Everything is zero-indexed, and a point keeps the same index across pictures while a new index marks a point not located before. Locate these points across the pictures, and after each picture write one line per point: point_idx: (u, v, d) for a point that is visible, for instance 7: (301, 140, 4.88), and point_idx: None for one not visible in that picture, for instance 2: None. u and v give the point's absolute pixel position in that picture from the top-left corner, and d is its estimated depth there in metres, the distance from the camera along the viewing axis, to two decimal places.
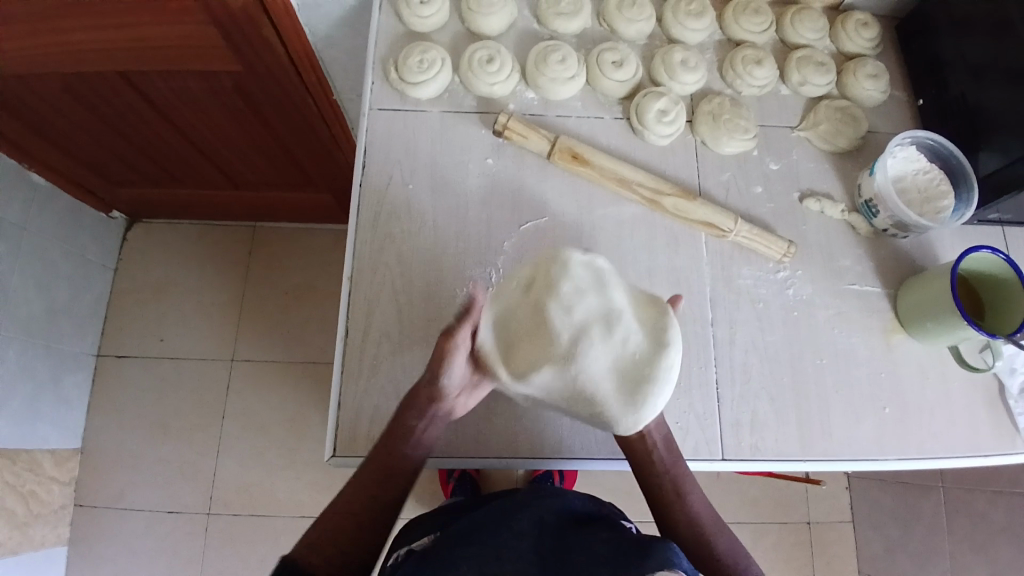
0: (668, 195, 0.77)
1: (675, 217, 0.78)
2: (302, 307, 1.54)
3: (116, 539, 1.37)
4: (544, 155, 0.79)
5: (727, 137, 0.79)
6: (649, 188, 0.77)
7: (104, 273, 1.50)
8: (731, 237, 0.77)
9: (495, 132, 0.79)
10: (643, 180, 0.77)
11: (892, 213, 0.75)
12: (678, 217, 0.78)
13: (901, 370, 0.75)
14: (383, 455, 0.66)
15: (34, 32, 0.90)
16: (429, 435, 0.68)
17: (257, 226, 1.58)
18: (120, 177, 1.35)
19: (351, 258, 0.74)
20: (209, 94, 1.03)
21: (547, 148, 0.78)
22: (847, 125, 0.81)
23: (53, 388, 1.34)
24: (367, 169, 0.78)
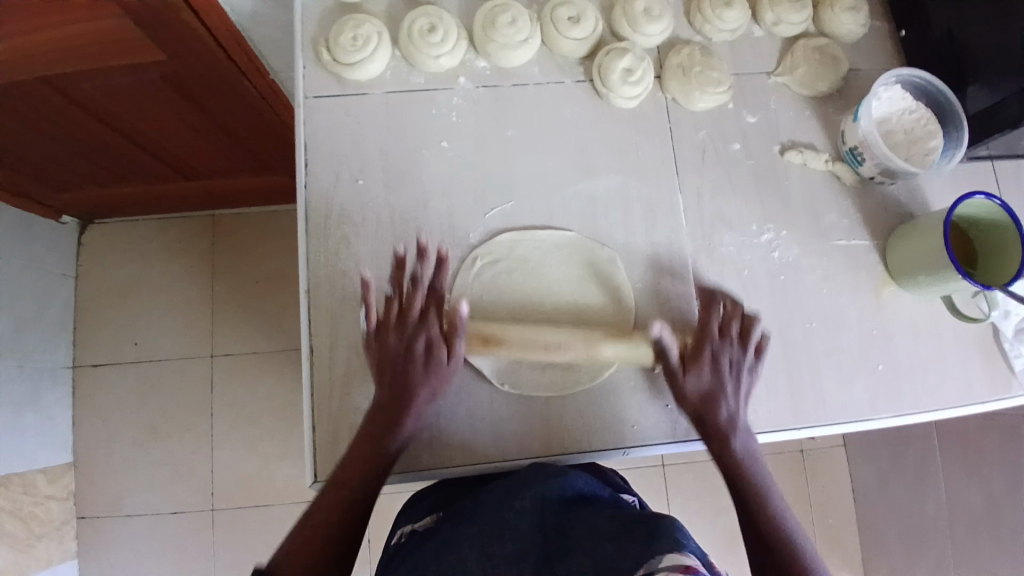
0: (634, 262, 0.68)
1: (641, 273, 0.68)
2: (276, 294, 1.49)
3: (124, 545, 1.38)
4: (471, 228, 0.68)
5: (699, 93, 0.73)
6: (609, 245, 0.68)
7: (65, 281, 1.43)
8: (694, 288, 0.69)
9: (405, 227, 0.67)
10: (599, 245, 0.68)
11: (878, 161, 0.70)
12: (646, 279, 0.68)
13: (892, 325, 0.73)
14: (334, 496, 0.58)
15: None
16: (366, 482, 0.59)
17: (217, 214, 1.50)
18: (63, 181, 1.26)
19: (306, 269, 0.69)
20: (140, 88, 0.94)
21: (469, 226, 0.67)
22: (826, 66, 0.75)
23: (33, 407, 1.30)
24: (312, 167, 0.71)
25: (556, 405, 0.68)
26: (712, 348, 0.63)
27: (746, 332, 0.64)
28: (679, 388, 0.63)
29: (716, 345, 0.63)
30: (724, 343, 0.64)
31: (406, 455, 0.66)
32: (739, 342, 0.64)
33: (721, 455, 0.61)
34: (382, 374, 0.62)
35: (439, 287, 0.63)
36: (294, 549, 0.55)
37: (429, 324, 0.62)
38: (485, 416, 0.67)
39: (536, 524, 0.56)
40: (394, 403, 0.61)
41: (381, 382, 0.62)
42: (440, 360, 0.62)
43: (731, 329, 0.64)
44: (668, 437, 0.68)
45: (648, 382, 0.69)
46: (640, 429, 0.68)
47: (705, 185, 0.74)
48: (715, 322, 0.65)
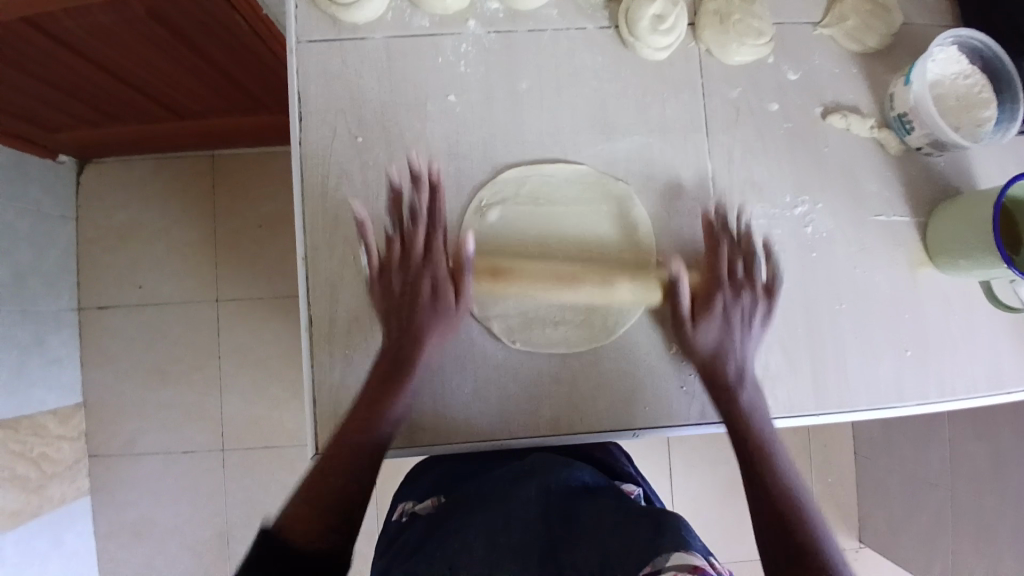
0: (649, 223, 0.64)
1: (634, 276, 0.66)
2: (278, 239, 1.45)
3: (138, 483, 1.42)
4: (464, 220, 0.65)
5: (736, 45, 0.65)
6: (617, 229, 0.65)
7: (65, 222, 1.40)
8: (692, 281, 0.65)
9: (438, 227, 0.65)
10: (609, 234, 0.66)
11: (928, 130, 0.64)
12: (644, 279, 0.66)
13: (926, 307, 0.68)
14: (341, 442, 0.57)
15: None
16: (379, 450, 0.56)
17: (216, 154, 1.44)
18: (55, 121, 1.20)
19: (303, 235, 0.64)
20: (122, 25, 0.86)
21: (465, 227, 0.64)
22: (878, 17, 0.67)
23: (39, 352, 1.30)
24: (305, 123, 0.65)
25: (566, 383, 0.65)
26: (720, 297, 0.61)
27: (752, 275, 0.63)
28: (695, 334, 0.61)
29: (731, 298, 0.62)
30: (746, 319, 0.62)
31: (410, 431, 0.63)
32: (761, 292, 0.63)
33: (729, 409, 0.59)
34: (393, 316, 0.60)
35: (440, 212, 0.61)
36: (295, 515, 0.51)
37: (435, 260, 0.60)
38: (491, 393, 0.64)
39: (540, 511, 0.56)
40: (402, 348, 0.60)
41: (383, 314, 0.60)
42: (447, 297, 0.60)
43: (738, 268, 0.63)
44: (682, 420, 0.65)
45: (663, 363, 0.66)
46: (652, 411, 0.65)
47: (736, 150, 0.67)
48: (724, 261, 0.62)
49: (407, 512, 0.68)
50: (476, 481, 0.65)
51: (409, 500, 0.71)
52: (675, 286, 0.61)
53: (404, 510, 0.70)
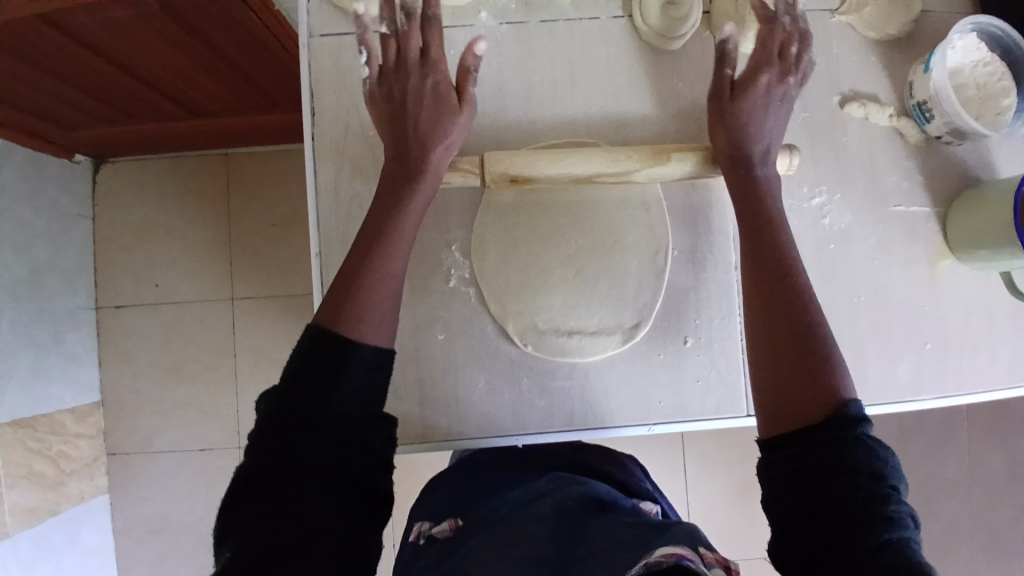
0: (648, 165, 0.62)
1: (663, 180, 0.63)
2: (291, 237, 1.45)
3: (154, 480, 1.43)
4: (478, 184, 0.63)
5: (753, 34, 0.64)
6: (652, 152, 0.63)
7: (82, 222, 1.42)
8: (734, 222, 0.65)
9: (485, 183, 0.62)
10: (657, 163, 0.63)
11: (948, 119, 0.62)
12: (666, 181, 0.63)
13: (948, 301, 0.67)
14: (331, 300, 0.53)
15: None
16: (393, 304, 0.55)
17: (230, 153, 1.45)
18: (72, 120, 1.21)
19: (315, 230, 0.64)
20: (137, 23, 0.87)
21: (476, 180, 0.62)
22: (896, 4, 0.65)
23: (58, 350, 1.32)
24: (318, 117, 0.65)
25: (579, 380, 0.65)
26: (766, 74, 0.61)
27: (799, 55, 0.62)
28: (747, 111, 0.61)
29: (777, 74, 0.61)
30: (779, 114, 0.61)
31: (425, 427, 0.63)
32: (799, 75, 0.62)
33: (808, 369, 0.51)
34: (390, 131, 0.60)
35: (434, 13, 0.59)
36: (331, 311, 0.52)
37: (433, 66, 0.59)
38: (504, 388, 0.64)
39: (555, 529, 0.53)
40: (409, 162, 0.58)
41: (393, 142, 0.60)
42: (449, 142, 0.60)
43: (791, 49, 0.62)
44: (697, 415, 0.64)
45: (678, 358, 0.65)
46: (667, 406, 0.64)
47: None
48: (774, 43, 0.61)
49: (423, 533, 0.64)
50: (492, 502, 0.63)
51: (424, 519, 0.68)
52: (750, 159, 0.60)
53: (419, 531, 0.66)
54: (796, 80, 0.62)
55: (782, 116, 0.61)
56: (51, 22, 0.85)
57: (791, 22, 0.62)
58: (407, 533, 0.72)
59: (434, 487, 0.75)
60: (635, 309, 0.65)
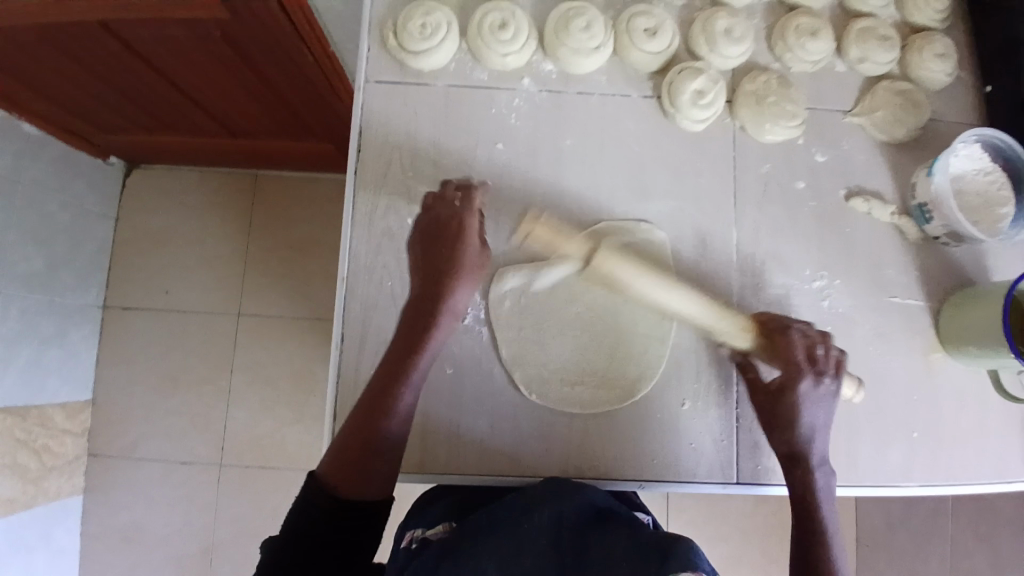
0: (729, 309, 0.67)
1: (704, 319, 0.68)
2: (306, 261, 1.49)
3: (132, 487, 1.41)
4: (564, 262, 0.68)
5: (770, 125, 0.70)
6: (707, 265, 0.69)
7: (105, 222, 1.46)
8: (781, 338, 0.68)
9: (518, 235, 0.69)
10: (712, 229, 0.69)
11: (947, 222, 0.67)
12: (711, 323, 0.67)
13: (939, 392, 0.70)
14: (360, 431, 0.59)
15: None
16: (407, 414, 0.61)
17: (259, 175, 1.51)
18: (110, 124, 1.27)
19: (344, 257, 0.67)
20: (198, 41, 0.94)
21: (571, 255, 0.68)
22: (907, 112, 0.71)
23: (59, 344, 1.33)
24: (364, 154, 0.70)
25: (578, 430, 0.67)
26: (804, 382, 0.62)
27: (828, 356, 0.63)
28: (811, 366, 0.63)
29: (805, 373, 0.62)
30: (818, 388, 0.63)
31: (422, 458, 0.65)
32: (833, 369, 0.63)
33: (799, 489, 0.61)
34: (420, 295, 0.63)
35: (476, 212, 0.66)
36: (336, 466, 0.57)
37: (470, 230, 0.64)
38: (505, 429, 0.66)
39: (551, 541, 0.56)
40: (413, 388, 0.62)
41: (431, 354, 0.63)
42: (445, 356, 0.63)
43: (817, 353, 0.63)
44: (689, 476, 0.66)
45: (676, 418, 0.67)
46: (660, 463, 0.66)
47: (763, 220, 0.71)
48: (800, 346, 0.63)
49: (416, 537, 0.67)
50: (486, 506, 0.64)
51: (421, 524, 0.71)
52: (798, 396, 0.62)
53: (411, 537, 0.69)
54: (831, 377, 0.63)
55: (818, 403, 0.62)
56: (114, 29, 0.91)
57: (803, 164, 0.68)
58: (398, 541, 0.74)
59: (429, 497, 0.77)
60: (640, 367, 0.67)
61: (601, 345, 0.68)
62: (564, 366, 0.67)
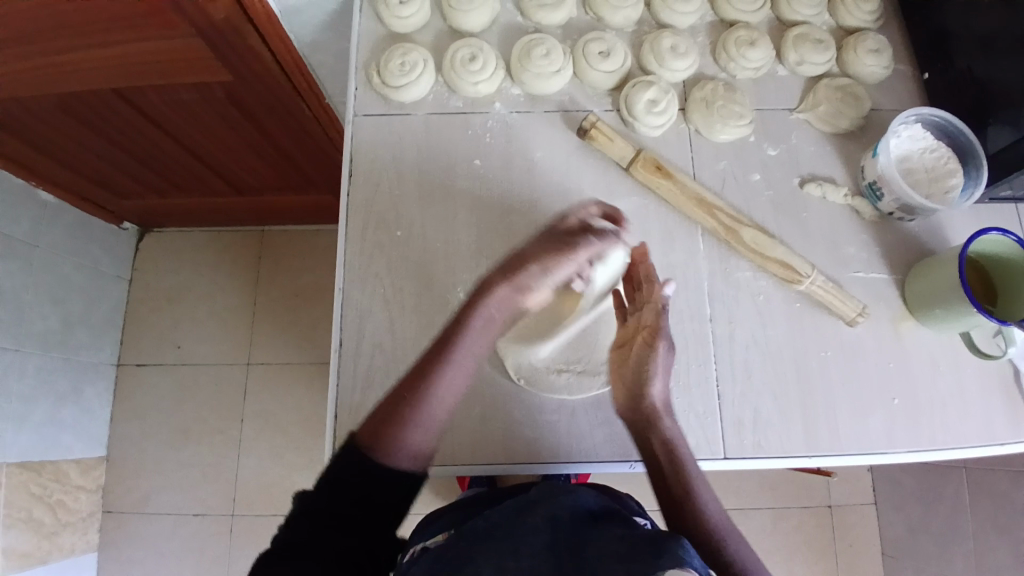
0: (747, 227, 0.74)
1: (751, 252, 0.74)
2: (312, 307, 1.55)
3: (145, 542, 1.42)
4: (624, 163, 0.77)
5: (721, 125, 0.77)
6: (728, 218, 0.74)
7: (120, 283, 1.54)
8: (804, 287, 0.73)
9: (580, 131, 0.77)
10: (724, 208, 0.75)
11: (896, 196, 0.72)
12: (754, 253, 0.74)
13: (912, 359, 0.73)
14: (372, 436, 0.60)
15: (11, 54, 0.89)
16: (433, 424, 0.63)
17: (265, 230, 1.59)
18: (124, 189, 1.36)
19: (341, 270, 0.74)
20: (202, 103, 1.03)
21: (629, 157, 0.76)
22: (848, 104, 0.78)
23: (74, 400, 1.38)
24: (354, 177, 0.77)
25: (567, 417, 0.70)
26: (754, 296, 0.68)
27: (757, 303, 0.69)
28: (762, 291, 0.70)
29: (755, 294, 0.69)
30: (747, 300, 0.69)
31: None
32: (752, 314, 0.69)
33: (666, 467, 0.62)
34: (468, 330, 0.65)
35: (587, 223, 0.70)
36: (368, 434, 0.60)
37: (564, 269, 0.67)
38: (497, 419, 0.70)
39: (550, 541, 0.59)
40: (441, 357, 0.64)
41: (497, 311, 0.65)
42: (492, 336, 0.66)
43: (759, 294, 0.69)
44: None
45: None
46: None
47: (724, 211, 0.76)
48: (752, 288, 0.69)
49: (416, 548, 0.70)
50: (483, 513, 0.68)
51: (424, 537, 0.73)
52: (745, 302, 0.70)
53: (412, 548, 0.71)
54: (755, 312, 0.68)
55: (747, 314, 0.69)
56: (126, 97, 1.01)
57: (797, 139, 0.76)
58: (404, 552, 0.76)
59: (434, 517, 0.79)
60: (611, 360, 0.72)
61: (579, 336, 0.73)
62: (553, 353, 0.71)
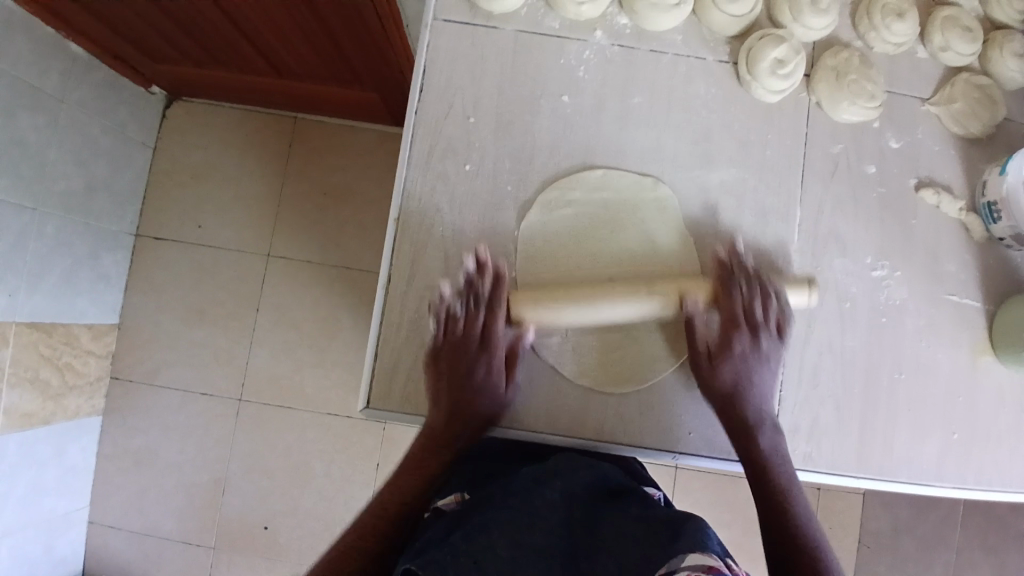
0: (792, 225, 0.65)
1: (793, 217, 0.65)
2: (339, 208, 1.47)
3: (150, 414, 1.44)
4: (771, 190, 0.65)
5: (848, 103, 0.68)
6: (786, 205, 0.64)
7: (144, 150, 1.45)
8: (885, 269, 0.69)
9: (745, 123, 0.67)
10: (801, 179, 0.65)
11: (1014, 223, 0.66)
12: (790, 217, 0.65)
13: (982, 395, 0.69)
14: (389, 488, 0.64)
15: None
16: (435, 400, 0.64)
17: (300, 116, 1.49)
18: (159, 51, 1.26)
19: (397, 197, 0.67)
20: None
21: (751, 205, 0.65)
22: (985, 106, 0.70)
23: (91, 266, 1.34)
24: (425, 94, 0.69)
25: (616, 398, 0.66)
26: (738, 341, 0.64)
27: (740, 254, 0.66)
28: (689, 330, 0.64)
29: (731, 282, 0.64)
30: (749, 299, 0.64)
31: None
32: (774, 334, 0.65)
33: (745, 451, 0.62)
34: (450, 402, 0.64)
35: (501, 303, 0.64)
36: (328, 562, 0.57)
37: (493, 350, 0.64)
38: (542, 390, 0.66)
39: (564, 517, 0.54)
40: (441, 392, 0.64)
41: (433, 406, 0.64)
42: (497, 384, 0.64)
43: (755, 311, 0.64)
44: (723, 454, 0.66)
45: None
46: (696, 437, 0.66)
47: (828, 202, 0.69)
48: (741, 306, 0.64)
49: (427, 506, 0.63)
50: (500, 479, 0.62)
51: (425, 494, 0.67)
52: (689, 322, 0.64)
53: (424, 505, 0.64)
54: (773, 338, 0.65)
55: (760, 304, 0.64)
56: None
57: (948, 188, 0.70)
58: None
59: (435, 473, 0.73)
60: (630, 345, 0.67)
61: (620, 305, 0.67)
62: (597, 314, 0.67)
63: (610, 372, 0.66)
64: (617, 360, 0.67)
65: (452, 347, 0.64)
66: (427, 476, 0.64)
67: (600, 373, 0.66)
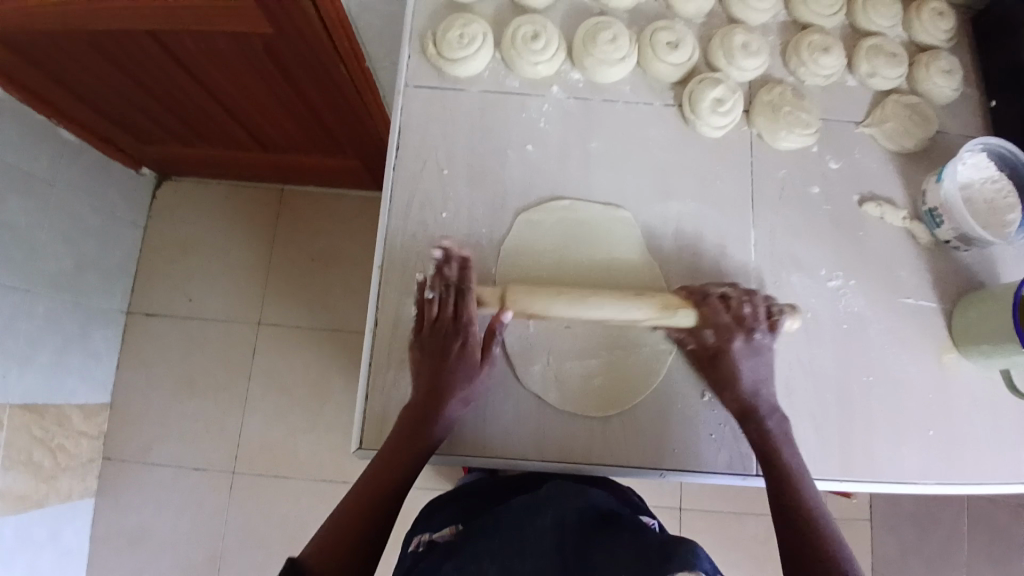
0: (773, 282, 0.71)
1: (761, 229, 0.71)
2: (327, 272, 1.51)
3: (144, 492, 1.42)
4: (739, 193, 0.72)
5: (786, 132, 0.75)
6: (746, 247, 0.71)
7: (135, 229, 1.50)
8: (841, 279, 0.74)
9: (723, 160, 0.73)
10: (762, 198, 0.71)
11: (956, 226, 0.71)
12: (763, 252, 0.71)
13: (952, 392, 0.72)
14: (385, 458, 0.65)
15: None
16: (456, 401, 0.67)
17: (285, 187, 1.55)
18: (147, 132, 1.33)
19: (380, 245, 0.72)
20: (238, 54, 0.98)
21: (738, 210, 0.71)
22: (918, 124, 0.77)
23: (82, 345, 1.35)
24: (402, 151, 0.75)
25: (598, 420, 0.69)
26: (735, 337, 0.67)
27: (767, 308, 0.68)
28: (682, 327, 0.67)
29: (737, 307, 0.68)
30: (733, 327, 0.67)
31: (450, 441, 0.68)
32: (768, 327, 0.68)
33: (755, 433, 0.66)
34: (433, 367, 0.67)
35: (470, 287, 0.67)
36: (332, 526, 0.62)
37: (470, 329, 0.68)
38: (529, 420, 0.69)
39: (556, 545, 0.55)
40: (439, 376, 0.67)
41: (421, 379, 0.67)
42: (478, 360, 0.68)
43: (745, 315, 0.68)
44: (707, 468, 0.69)
45: (697, 410, 0.70)
46: (680, 453, 0.69)
47: (780, 223, 0.75)
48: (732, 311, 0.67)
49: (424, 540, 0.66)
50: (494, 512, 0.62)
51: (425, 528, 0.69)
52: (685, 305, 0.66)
53: (420, 540, 0.67)
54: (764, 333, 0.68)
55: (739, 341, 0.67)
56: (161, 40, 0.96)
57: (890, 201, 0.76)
58: (406, 544, 0.71)
59: (432, 508, 0.74)
60: (608, 368, 0.70)
61: (598, 335, 0.71)
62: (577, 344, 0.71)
63: (593, 398, 0.69)
64: (599, 385, 0.70)
65: (438, 349, 0.67)
66: (437, 434, 0.66)
67: (584, 399, 0.69)
